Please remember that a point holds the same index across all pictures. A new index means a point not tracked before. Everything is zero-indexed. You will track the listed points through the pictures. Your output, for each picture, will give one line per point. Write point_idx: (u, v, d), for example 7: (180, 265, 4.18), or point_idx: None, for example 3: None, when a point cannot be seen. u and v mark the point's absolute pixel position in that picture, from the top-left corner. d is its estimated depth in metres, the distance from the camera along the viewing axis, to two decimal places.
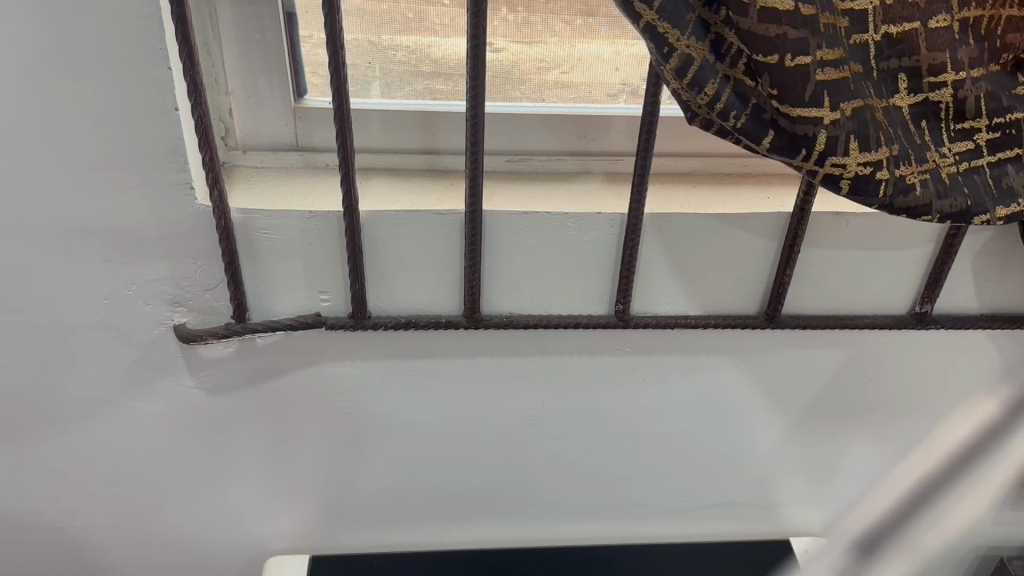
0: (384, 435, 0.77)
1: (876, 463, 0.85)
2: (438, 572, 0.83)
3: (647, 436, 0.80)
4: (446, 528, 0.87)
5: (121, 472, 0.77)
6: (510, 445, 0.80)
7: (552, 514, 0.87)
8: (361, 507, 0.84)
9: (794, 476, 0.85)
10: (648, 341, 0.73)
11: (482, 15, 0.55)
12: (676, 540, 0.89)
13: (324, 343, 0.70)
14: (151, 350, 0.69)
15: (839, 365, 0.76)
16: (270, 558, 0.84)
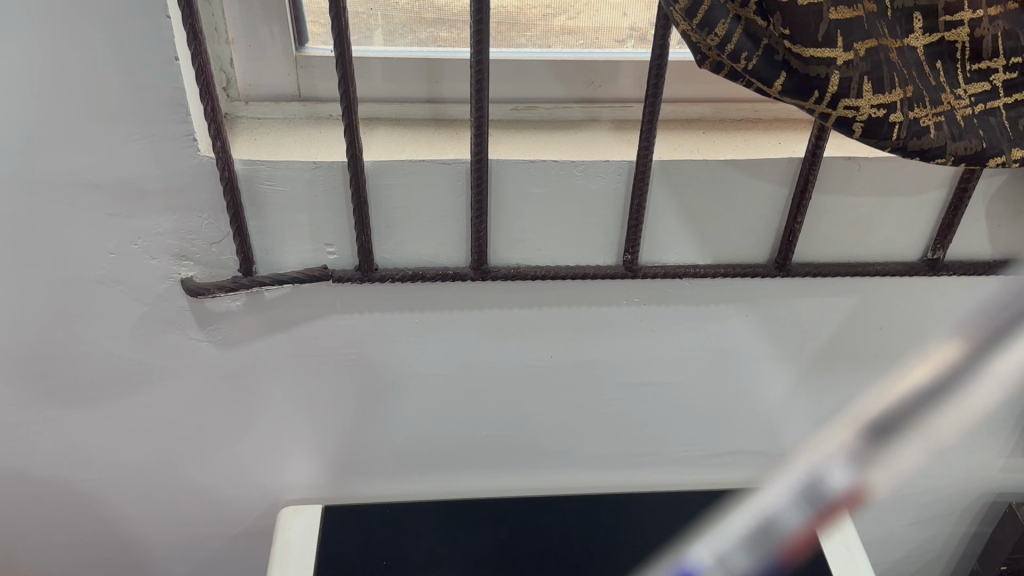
0: (393, 387, 0.78)
1: None
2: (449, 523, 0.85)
3: (655, 386, 0.80)
4: (456, 478, 0.88)
5: (133, 426, 0.77)
6: (519, 395, 0.80)
7: (561, 463, 0.88)
8: (373, 459, 0.84)
9: (803, 425, 0.85)
10: (656, 291, 0.72)
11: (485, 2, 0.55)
12: (685, 488, 0.90)
13: (331, 296, 0.70)
14: (158, 304, 0.69)
15: (849, 312, 0.76)
16: (284, 509, 0.85)
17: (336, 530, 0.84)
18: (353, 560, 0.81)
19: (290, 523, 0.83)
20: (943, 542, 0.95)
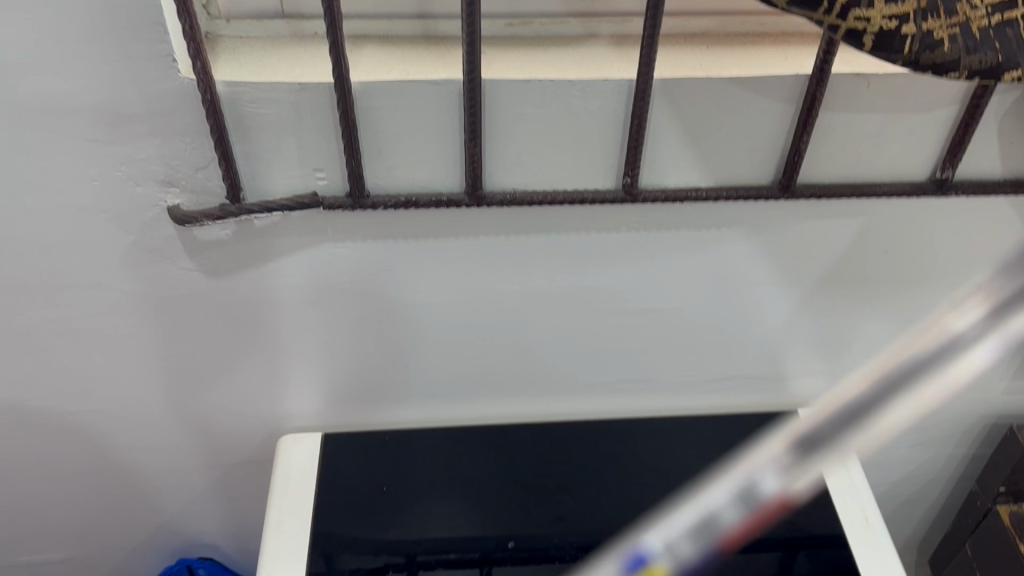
0: (388, 317, 0.77)
1: (889, 336, 0.84)
2: (448, 455, 0.86)
3: (654, 312, 0.79)
4: (455, 406, 0.87)
5: (125, 356, 0.77)
6: (516, 324, 0.79)
7: (560, 390, 0.87)
8: (369, 387, 0.84)
9: (805, 350, 0.84)
10: (656, 216, 0.71)
11: (475, 12, 0.55)
12: (683, 415, 0.90)
13: (322, 224, 0.68)
14: (145, 233, 0.67)
15: (853, 236, 0.74)
16: (283, 438, 0.86)
17: (335, 458, 0.85)
18: (354, 486, 0.83)
19: (290, 452, 0.84)
20: (945, 464, 0.95)
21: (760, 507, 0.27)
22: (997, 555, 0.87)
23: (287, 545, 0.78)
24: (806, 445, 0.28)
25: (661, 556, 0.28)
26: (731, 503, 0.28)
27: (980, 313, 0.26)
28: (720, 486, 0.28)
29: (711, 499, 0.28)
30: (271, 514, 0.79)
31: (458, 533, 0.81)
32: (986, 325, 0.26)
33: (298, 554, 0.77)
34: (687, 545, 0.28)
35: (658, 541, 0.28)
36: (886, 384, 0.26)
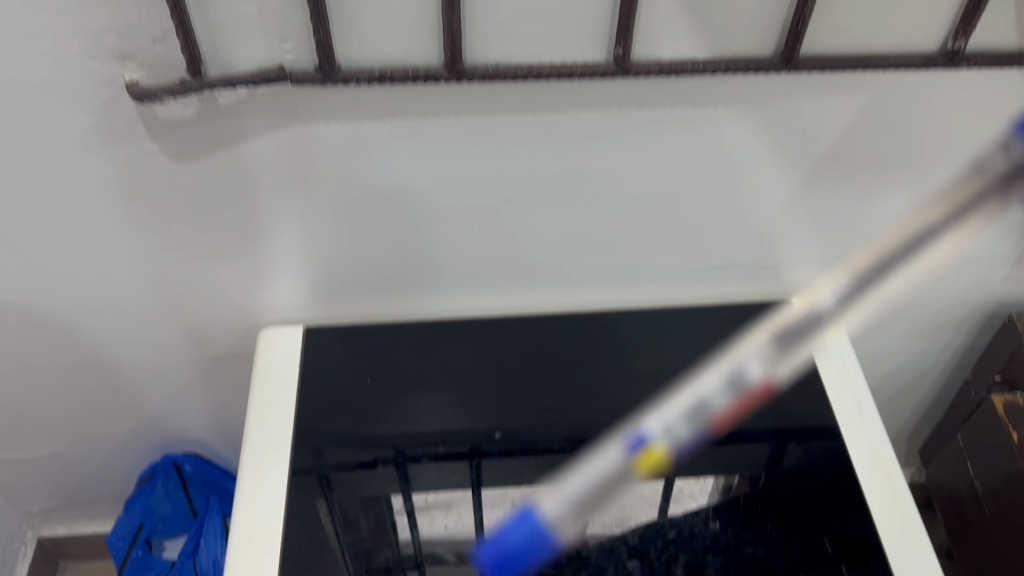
0: (367, 205, 0.73)
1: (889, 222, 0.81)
2: (433, 347, 0.84)
3: (646, 198, 0.76)
4: (441, 298, 0.85)
5: (94, 246, 0.74)
6: (501, 211, 0.75)
7: (549, 282, 0.84)
8: (351, 279, 0.81)
9: (802, 238, 0.82)
10: (649, 92, 0.66)
11: None
12: (674, 305, 0.88)
13: (292, 102, 0.64)
14: (105, 114, 0.63)
15: (856, 114, 0.70)
16: (264, 331, 0.84)
17: (318, 351, 0.83)
18: (338, 380, 0.82)
19: (270, 346, 0.83)
20: (944, 353, 0.93)
21: (746, 393, 0.33)
22: (992, 443, 0.87)
23: (272, 437, 0.77)
24: (794, 330, 0.33)
25: (658, 437, 0.33)
26: (720, 389, 0.33)
27: (948, 210, 0.29)
28: (712, 375, 0.33)
29: (703, 388, 0.33)
30: (253, 406, 0.79)
31: (445, 427, 0.80)
32: (955, 220, 0.29)
33: (282, 444, 0.77)
34: (685, 429, 0.33)
35: (656, 425, 0.33)
36: (861, 278, 0.31)
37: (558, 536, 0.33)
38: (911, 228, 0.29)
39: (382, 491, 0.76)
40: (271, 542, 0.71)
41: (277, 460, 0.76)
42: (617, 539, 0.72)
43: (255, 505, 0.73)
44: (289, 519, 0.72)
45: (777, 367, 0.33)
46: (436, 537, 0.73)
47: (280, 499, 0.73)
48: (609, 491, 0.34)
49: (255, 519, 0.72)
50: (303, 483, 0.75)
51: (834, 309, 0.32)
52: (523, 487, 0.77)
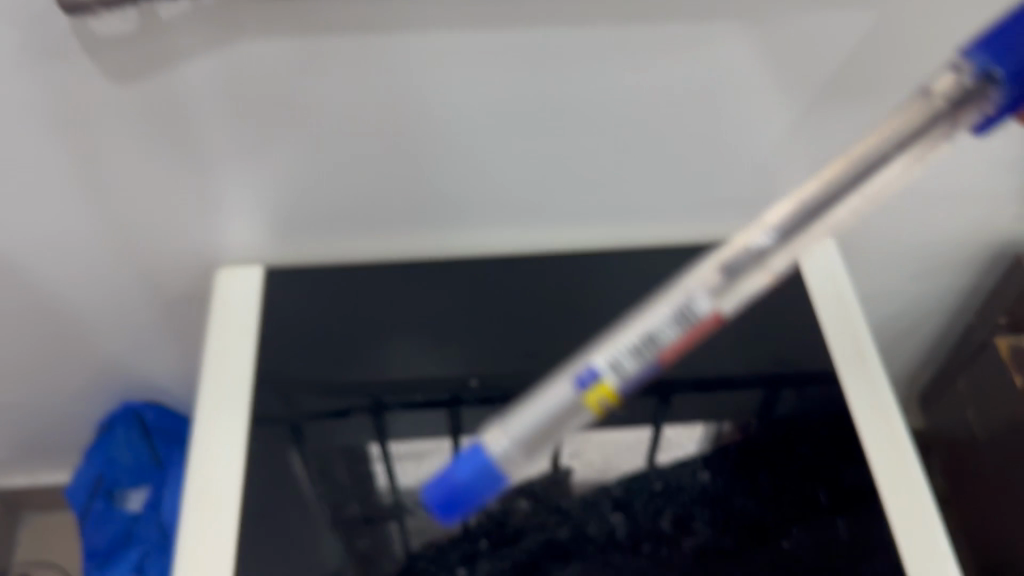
0: (329, 136, 0.68)
1: None
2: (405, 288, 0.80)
3: (631, 128, 0.70)
4: (412, 235, 0.80)
5: (32, 178, 0.68)
6: (476, 142, 0.70)
7: (527, 220, 0.79)
8: (315, 215, 0.76)
9: (800, 175, 0.76)
10: (635, 6, 0.60)
11: None
12: (660, 243, 0.83)
13: (241, 14, 0.58)
14: (32, 29, 0.57)
15: (862, 35, 0.64)
16: (220, 272, 0.78)
17: (280, 296, 0.79)
18: (303, 325, 0.77)
19: (228, 290, 0.78)
20: (947, 294, 0.88)
21: (694, 323, 0.42)
22: (997, 391, 0.83)
23: (230, 391, 0.73)
24: (736, 263, 0.43)
25: (607, 372, 0.41)
26: (672, 323, 0.41)
27: (903, 135, 0.40)
28: (666, 310, 0.41)
29: (657, 322, 0.41)
30: (209, 358, 0.74)
31: (418, 374, 0.76)
32: (906, 144, 0.40)
33: (242, 395, 0.73)
34: (632, 363, 0.41)
35: (604, 363, 0.41)
36: (810, 207, 0.42)
37: (506, 466, 0.43)
38: (871, 152, 0.41)
39: (357, 441, 0.72)
40: (230, 504, 0.67)
41: (234, 415, 0.72)
42: (603, 492, 0.68)
43: (212, 464, 0.69)
44: (248, 480, 0.69)
45: (719, 299, 0.43)
46: (415, 486, 0.70)
47: (238, 458, 0.70)
48: (559, 421, 0.44)
49: (210, 479, 0.68)
50: (275, 435, 0.72)
51: (771, 244, 0.43)
52: None
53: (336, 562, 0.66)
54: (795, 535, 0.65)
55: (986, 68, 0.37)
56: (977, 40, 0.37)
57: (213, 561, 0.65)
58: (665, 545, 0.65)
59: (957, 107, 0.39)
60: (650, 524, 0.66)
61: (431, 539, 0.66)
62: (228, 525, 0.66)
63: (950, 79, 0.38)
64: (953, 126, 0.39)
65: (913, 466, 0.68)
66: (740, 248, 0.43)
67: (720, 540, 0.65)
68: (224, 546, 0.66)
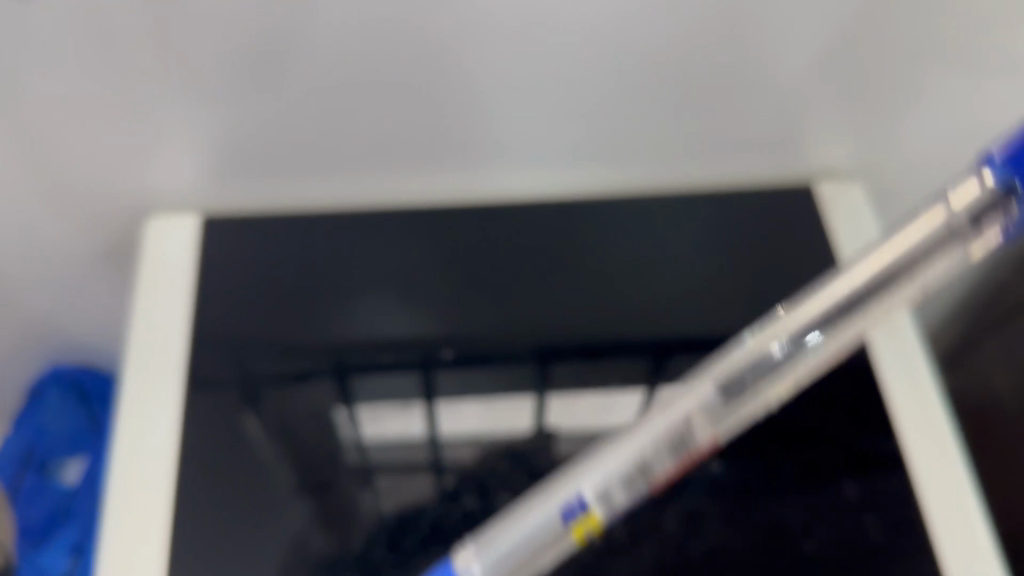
0: (270, 46, 0.57)
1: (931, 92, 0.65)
2: (368, 239, 0.70)
3: (626, 45, 0.60)
4: (374, 179, 0.69)
5: None
6: (444, 59, 0.59)
7: (505, 161, 0.69)
8: (260, 151, 0.65)
9: (821, 112, 0.66)
10: None
11: None
12: (659, 191, 0.73)
13: None
14: None
15: None
16: (153, 219, 0.68)
17: (221, 248, 0.69)
18: (249, 287, 0.67)
19: (158, 245, 0.67)
20: None
21: (682, 454, 0.44)
22: None
23: (160, 360, 0.64)
24: (740, 380, 0.43)
25: (593, 503, 0.43)
26: (661, 456, 0.43)
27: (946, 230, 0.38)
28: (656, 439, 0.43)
29: (647, 456, 0.43)
30: (137, 321, 0.65)
31: (382, 335, 0.66)
32: (954, 234, 0.38)
33: (173, 370, 0.63)
34: (620, 496, 0.43)
35: (590, 493, 0.43)
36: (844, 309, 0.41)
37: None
38: (913, 249, 0.38)
39: (324, 407, 0.64)
40: (159, 495, 0.59)
41: (164, 387, 0.63)
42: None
43: (139, 445, 0.61)
44: (183, 461, 0.61)
45: (721, 418, 0.43)
46: (387, 448, 0.63)
47: (170, 435, 0.61)
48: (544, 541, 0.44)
49: (137, 463, 0.60)
50: (225, 408, 0.63)
51: (783, 353, 0.42)
52: (483, 400, 0.65)
53: (300, 528, 0.59)
54: (818, 533, 0.57)
55: (1010, 179, 0.36)
56: (1008, 148, 0.36)
57: (140, 557, 0.57)
58: (669, 543, 0.57)
59: (985, 219, 0.37)
60: (651, 518, 0.58)
61: (405, 509, 0.60)
62: (158, 514, 0.59)
63: (971, 188, 0.37)
64: (969, 243, 0.38)
65: (940, 421, 0.60)
66: (756, 356, 0.42)
67: (729, 538, 0.57)
68: (153, 539, 0.58)
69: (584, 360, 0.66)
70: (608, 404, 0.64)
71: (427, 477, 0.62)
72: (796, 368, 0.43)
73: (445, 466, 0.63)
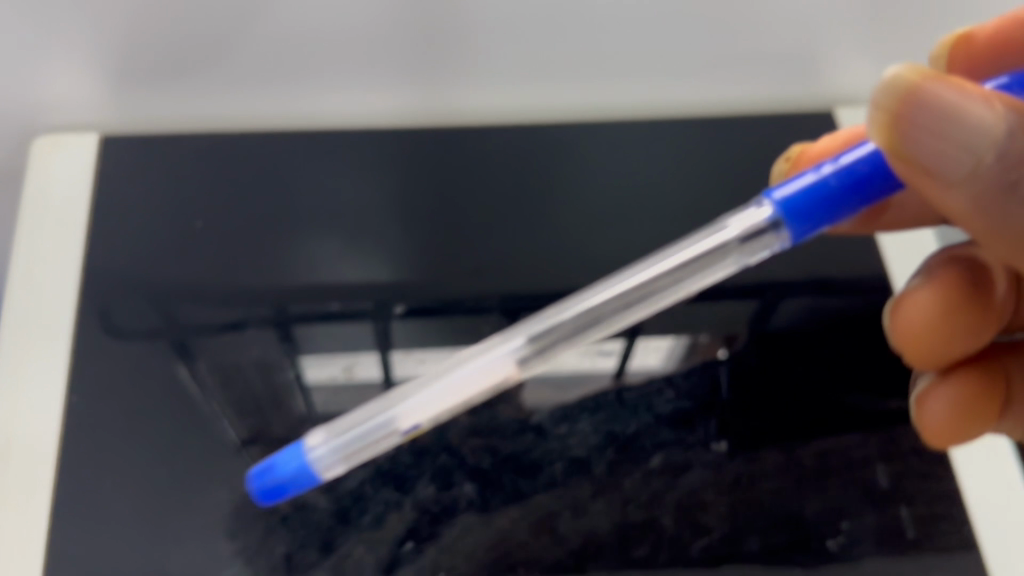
0: None
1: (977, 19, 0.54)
2: (310, 158, 0.60)
3: None
4: (313, 96, 0.59)
5: None
6: None
7: (470, 80, 0.58)
8: (169, 60, 0.54)
9: (843, 34, 0.56)
10: None
11: None
12: (644, 117, 0.63)
13: None
14: None
15: None
16: (37, 142, 0.58)
17: (127, 167, 0.59)
18: (166, 200, 0.58)
19: (47, 162, 0.58)
20: None
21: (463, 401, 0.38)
22: None
23: (47, 292, 0.54)
24: (548, 328, 0.38)
25: (336, 459, 0.38)
26: (424, 417, 0.39)
27: (751, 232, 0.34)
28: (442, 397, 0.38)
29: (406, 412, 0.38)
30: (20, 246, 0.55)
31: (327, 282, 0.55)
32: (761, 235, 0.34)
33: (63, 303, 0.54)
34: (367, 441, 0.39)
35: (332, 448, 0.38)
36: (666, 275, 0.36)
37: (324, 474, 0.38)
38: (731, 237, 0.35)
39: (264, 356, 0.53)
40: (44, 452, 0.48)
41: (52, 326, 0.53)
42: (579, 442, 0.48)
43: (17, 389, 0.50)
44: (74, 409, 0.50)
45: (522, 358, 0.38)
46: (340, 397, 0.51)
47: (58, 373, 0.51)
48: (373, 444, 0.39)
49: (17, 415, 0.49)
50: (134, 348, 0.53)
51: (617, 307, 0.37)
52: (446, 352, 0.53)
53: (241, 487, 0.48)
54: (849, 531, 0.45)
55: (782, 219, 0.33)
56: (785, 193, 0.33)
57: (18, 528, 0.46)
58: (668, 544, 0.44)
59: (767, 227, 0.34)
60: (648, 497, 0.46)
61: None
62: (43, 466, 0.48)
63: (751, 219, 0.34)
64: (769, 240, 0.34)
65: None
66: (574, 312, 0.37)
67: (743, 538, 0.45)
68: (34, 507, 0.47)
69: (545, 308, 0.54)
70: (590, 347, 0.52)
71: None
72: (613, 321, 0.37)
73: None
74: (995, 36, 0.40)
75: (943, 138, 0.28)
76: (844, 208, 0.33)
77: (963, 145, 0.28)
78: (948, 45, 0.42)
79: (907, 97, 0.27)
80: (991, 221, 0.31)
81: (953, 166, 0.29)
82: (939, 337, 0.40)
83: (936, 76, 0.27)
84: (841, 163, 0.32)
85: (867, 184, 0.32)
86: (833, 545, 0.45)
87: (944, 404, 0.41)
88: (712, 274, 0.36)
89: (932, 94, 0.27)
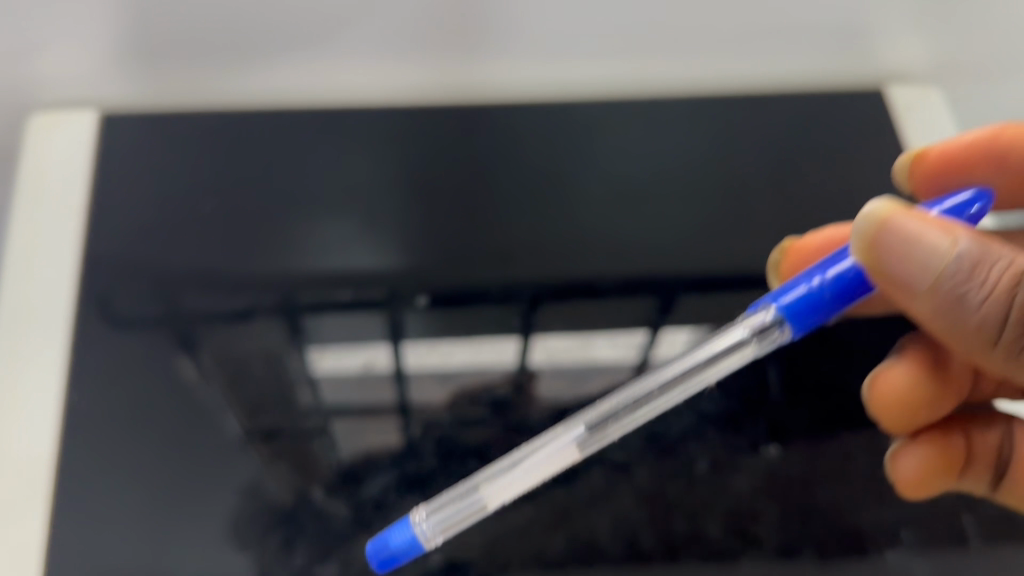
0: None
1: None
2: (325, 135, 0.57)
3: None
4: (331, 70, 0.55)
5: None
6: None
7: (500, 51, 0.55)
8: (181, 31, 0.51)
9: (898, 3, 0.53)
10: None
11: None
12: (678, 94, 0.60)
13: None
14: None
15: None
16: (33, 120, 0.55)
17: (128, 147, 0.56)
18: (171, 180, 0.55)
19: (45, 141, 0.55)
20: None
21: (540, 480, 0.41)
22: None
23: (44, 278, 0.51)
24: (608, 416, 0.41)
25: (431, 535, 0.39)
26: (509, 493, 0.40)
27: (757, 330, 0.39)
28: (525, 477, 0.41)
29: (496, 491, 0.40)
30: (16, 231, 0.52)
31: (342, 266, 0.52)
32: (765, 332, 0.39)
33: (60, 290, 0.50)
34: (460, 517, 0.40)
35: (427, 527, 0.39)
36: (685, 371, 0.40)
37: (423, 547, 0.39)
38: (739, 335, 0.40)
39: (274, 345, 0.49)
40: (41, 450, 0.46)
41: (50, 314, 0.49)
42: (619, 444, 0.45)
43: (15, 381, 0.47)
44: (74, 404, 0.47)
45: (588, 442, 0.41)
46: (345, 388, 0.48)
47: (57, 365, 0.48)
48: (468, 518, 0.40)
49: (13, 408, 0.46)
50: (140, 337, 0.49)
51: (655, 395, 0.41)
52: (461, 342, 0.50)
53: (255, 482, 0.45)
54: (907, 542, 0.42)
55: (789, 321, 0.38)
56: (786, 299, 0.38)
57: (14, 529, 0.43)
58: (717, 556, 0.42)
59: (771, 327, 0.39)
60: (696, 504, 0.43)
61: (369, 457, 0.46)
62: (40, 465, 0.45)
63: (758, 320, 0.39)
64: (771, 336, 0.39)
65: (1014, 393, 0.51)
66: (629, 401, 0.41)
67: (797, 550, 0.42)
68: (31, 507, 0.44)
69: (568, 296, 0.51)
70: (615, 342, 0.50)
71: (393, 420, 0.47)
72: (649, 408, 0.41)
73: (412, 409, 0.48)
74: (943, 154, 0.45)
75: (906, 256, 0.34)
76: (832, 309, 0.38)
77: (924, 264, 0.34)
78: (907, 162, 0.46)
79: (876, 223, 0.35)
80: (955, 325, 0.36)
81: (917, 281, 0.35)
82: (902, 405, 0.42)
83: (898, 208, 0.35)
84: (830, 273, 0.38)
85: (850, 291, 0.38)
86: (892, 556, 0.42)
87: (920, 458, 0.42)
88: (726, 368, 0.41)
89: (896, 224, 0.34)
